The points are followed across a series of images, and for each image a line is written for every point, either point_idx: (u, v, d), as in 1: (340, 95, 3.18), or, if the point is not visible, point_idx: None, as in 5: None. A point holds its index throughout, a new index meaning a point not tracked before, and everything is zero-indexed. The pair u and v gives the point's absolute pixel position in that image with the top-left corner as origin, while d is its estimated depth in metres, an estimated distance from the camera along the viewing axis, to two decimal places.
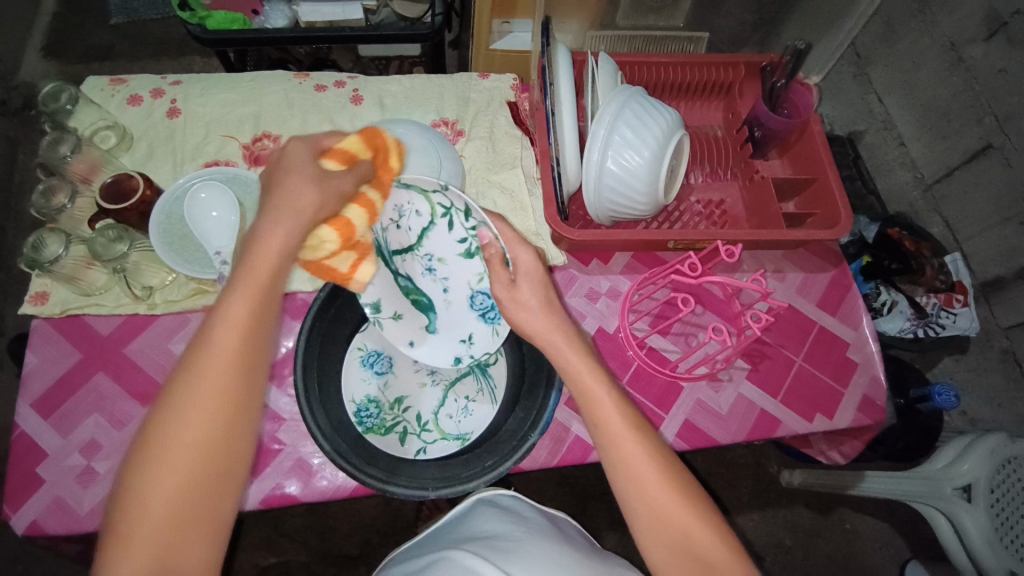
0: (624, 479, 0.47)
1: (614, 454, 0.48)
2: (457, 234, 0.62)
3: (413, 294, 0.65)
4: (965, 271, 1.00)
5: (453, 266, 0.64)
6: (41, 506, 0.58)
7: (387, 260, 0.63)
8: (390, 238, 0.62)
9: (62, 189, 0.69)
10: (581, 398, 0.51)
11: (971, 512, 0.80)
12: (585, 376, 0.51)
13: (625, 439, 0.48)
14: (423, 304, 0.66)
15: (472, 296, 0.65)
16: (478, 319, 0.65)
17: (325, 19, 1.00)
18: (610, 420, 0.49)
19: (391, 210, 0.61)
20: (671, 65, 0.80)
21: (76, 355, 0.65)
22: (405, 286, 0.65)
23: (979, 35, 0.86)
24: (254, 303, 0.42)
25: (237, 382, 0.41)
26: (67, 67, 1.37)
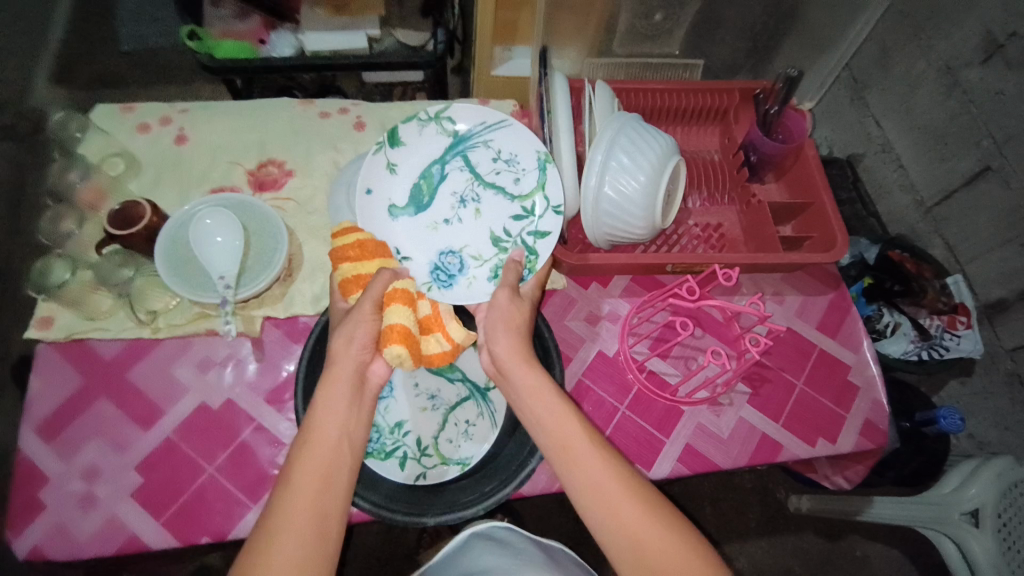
0: (618, 538, 0.46)
1: (603, 512, 0.47)
2: (517, 224, 0.70)
3: (424, 185, 0.71)
4: (967, 293, 0.99)
5: (474, 224, 0.71)
6: (41, 531, 0.58)
7: (458, 153, 0.71)
8: (484, 157, 0.71)
9: (70, 215, 0.71)
10: (562, 456, 0.50)
11: (977, 536, 0.79)
12: (568, 428, 0.51)
13: (615, 493, 0.47)
14: (418, 203, 0.71)
15: (450, 250, 0.70)
16: (429, 261, 0.70)
17: (329, 47, 1.02)
18: (598, 475, 0.48)
19: (511, 156, 0.70)
20: (668, 92, 0.82)
21: (79, 380, 0.66)
22: (434, 183, 0.71)
23: (976, 58, 0.87)
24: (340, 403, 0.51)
25: (319, 490, 0.46)
26: (77, 93, 1.40)
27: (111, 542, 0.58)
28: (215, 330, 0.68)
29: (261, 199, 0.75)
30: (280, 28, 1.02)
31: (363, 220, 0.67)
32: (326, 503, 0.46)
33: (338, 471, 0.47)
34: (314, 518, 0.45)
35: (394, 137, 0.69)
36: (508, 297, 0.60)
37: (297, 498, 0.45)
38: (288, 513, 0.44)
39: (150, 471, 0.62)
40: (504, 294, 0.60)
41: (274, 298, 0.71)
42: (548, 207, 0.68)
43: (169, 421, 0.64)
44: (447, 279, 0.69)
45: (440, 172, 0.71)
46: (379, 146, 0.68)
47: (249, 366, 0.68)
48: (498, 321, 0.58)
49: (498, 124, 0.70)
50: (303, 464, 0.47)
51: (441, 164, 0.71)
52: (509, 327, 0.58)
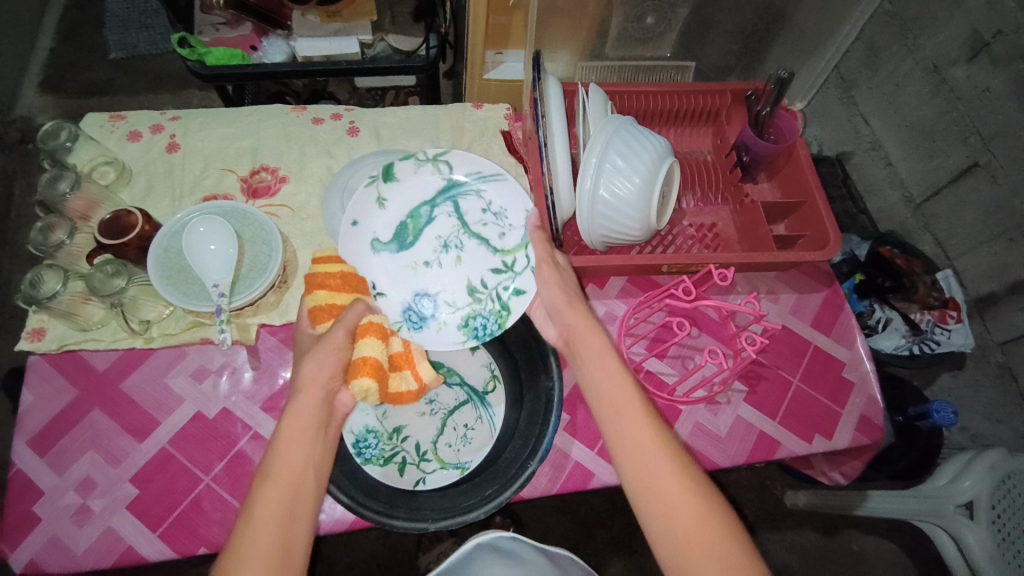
0: (654, 499, 0.46)
1: (640, 473, 0.47)
2: (496, 280, 0.68)
3: (411, 224, 0.69)
4: (957, 288, 1.01)
5: (453, 272, 0.69)
6: (37, 545, 0.58)
7: (450, 198, 0.70)
8: (473, 208, 0.70)
9: (62, 226, 0.69)
10: (610, 416, 0.51)
11: (973, 530, 0.80)
12: (620, 390, 0.52)
13: (655, 456, 0.48)
14: (401, 241, 0.69)
15: (425, 294, 0.68)
16: (404, 301, 0.67)
17: (322, 53, 1.02)
18: (642, 436, 0.49)
19: (501, 210, 0.69)
20: (660, 94, 0.82)
21: (71, 392, 0.65)
22: (421, 225, 0.70)
23: (961, 57, 0.88)
24: (304, 432, 0.50)
25: (285, 520, 0.45)
26: (65, 101, 1.39)
27: (108, 555, 0.58)
28: (210, 339, 0.68)
29: (253, 206, 0.75)
30: (271, 35, 1.02)
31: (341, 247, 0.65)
32: (285, 541, 0.44)
33: (298, 510, 0.46)
34: (271, 558, 0.43)
35: (389, 172, 0.68)
36: (551, 271, 0.62)
37: (256, 538, 0.44)
38: (245, 553, 0.43)
39: (146, 483, 0.61)
40: (546, 268, 0.62)
41: (270, 306, 0.70)
42: (527, 266, 0.67)
43: (164, 431, 0.64)
44: (418, 323, 0.67)
45: (429, 215, 0.70)
46: (374, 177, 0.68)
47: (245, 374, 0.67)
48: (555, 294, 0.60)
49: (494, 177, 0.70)
50: (261, 503, 0.45)
51: (431, 205, 0.70)
52: (568, 297, 0.60)
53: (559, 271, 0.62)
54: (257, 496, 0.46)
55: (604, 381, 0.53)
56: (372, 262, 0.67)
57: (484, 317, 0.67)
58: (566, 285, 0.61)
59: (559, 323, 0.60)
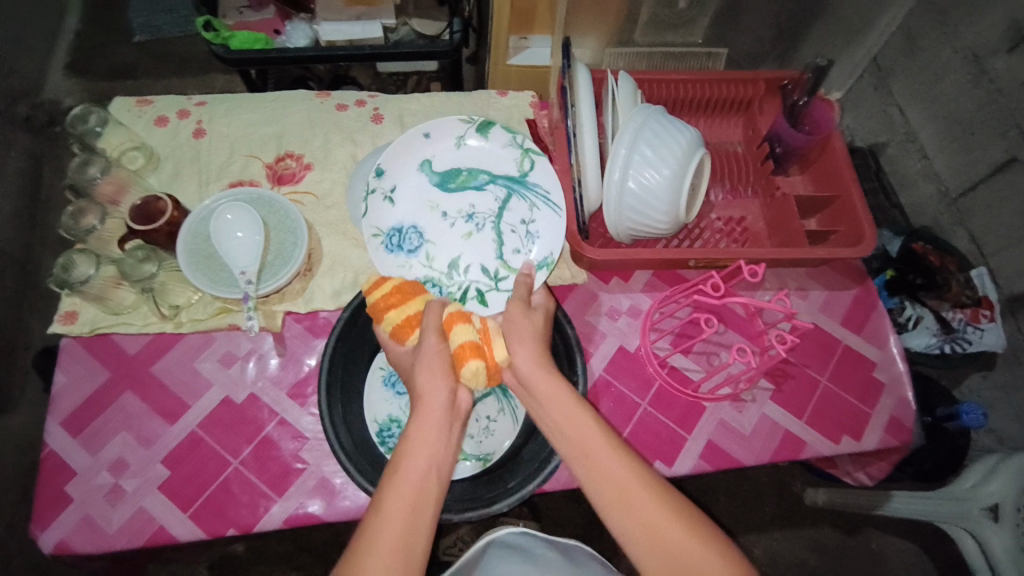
0: (648, 545, 0.43)
1: (630, 515, 0.44)
2: (482, 276, 0.70)
3: (467, 179, 0.73)
4: (990, 286, 0.97)
5: (455, 242, 0.71)
6: (69, 524, 0.59)
7: (508, 184, 0.72)
8: (520, 211, 0.71)
9: (93, 211, 0.69)
10: (581, 459, 0.47)
11: (997, 532, 0.78)
12: (587, 431, 0.48)
13: (639, 495, 0.45)
14: (446, 184, 0.72)
15: (421, 234, 0.71)
16: (401, 221, 0.71)
17: (345, 38, 1.01)
18: (620, 476, 0.46)
19: (537, 234, 0.70)
20: (690, 83, 0.80)
21: (103, 374, 0.66)
22: (472, 185, 0.73)
23: (1001, 47, 0.85)
24: (431, 433, 0.48)
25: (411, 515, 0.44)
26: (92, 84, 1.40)
27: (139, 535, 0.59)
28: (237, 325, 0.69)
29: (279, 193, 0.75)
30: (295, 19, 1.02)
31: (400, 142, 0.71)
32: (413, 534, 0.43)
33: (430, 504, 0.45)
34: (397, 548, 0.42)
35: (485, 126, 0.73)
36: (519, 312, 0.58)
37: (386, 525, 0.43)
38: (377, 540, 0.42)
39: (176, 465, 0.62)
40: (515, 307, 0.58)
41: (295, 294, 0.71)
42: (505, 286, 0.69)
43: (194, 415, 0.65)
44: (393, 249, 0.69)
45: (483, 181, 0.73)
46: (474, 120, 0.73)
47: (271, 361, 0.68)
48: (514, 335, 0.56)
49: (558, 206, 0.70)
50: (397, 489, 0.44)
51: (491, 174, 0.73)
52: (532, 342, 0.55)
53: (529, 313, 0.58)
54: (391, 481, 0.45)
55: (568, 424, 0.49)
56: (410, 171, 0.72)
57: (440, 289, 0.69)
58: (534, 327, 0.57)
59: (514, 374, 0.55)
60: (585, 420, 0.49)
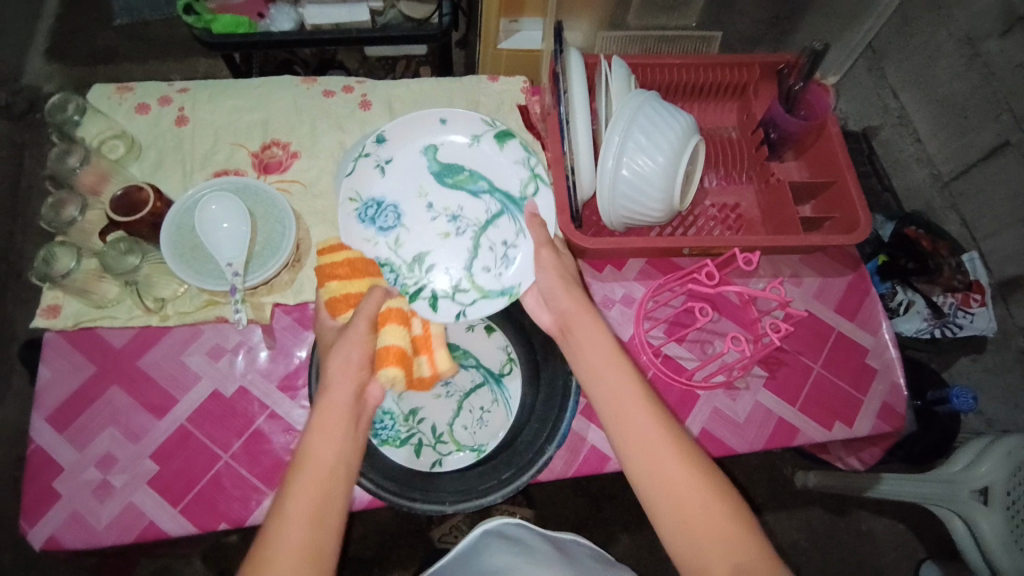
0: (668, 501, 0.46)
1: (654, 475, 0.47)
2: (443, 283, 0.67)
3: (465, 178, 0.70)
4: (982, 271, 0.98)
5: (429, 235, 0.68)
6: (57, 521, 0.58)
7: (504, 201, 0.69)
8: (507, 235, 0.68)
9: (73, 202, 0.67)
10: (614, 414, 0.50)
11: (986, 515, 0.79)
12: (622, 387, 0.50)
13: (665, 454, 0.47)
14: (443, 177, 0.69)
15: (398, 214, 0.68)
16: (382, 194, 0.68)
17: (331, 21, 0.98)
18: (650, 434, 0.48)
19: (513, 264, 0.67)
20: (684, 67, 0.79)
21: (90, 369, 0.65)
22: (470, 188, 0.70)
23: (996, 31, 0.84)
24: (335, 430, 0.48)
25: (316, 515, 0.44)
26: (71, 70, 1.36)
27: (130, 531, 0.58)
28: (225, 317, 0.67)
29: (266, 182, 0.73)
30: (278, 1, 0.97)
31: (416, 119, 0.68)
32: (313, 543, 0.43)
33: (334, 501, 0.45)
34: (298, 559, 0.42)
35: (504, 138, 0.69)
36: (550, 255, 0.60)
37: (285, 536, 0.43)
38: (275, 552, 0.42)
39: (165, 460, 0.62)
40: (545, 251, 0.60)
41: (284, 285, 0.70)
42: (461, 301, 0.66)
43: (183, 409, 0.64)
44: (365, 221, 0.67)
45: (480, 188, 0.69)
46: (498, 125, 0.70)
47: (260, 353, 0.67)
48: (550, 281, 0.58)
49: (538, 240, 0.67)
50: (295, 496, 0.45)
51: (492, 184, 0.70)
52: (568, 286, 0.58)
53: (559, 257, 0.61)
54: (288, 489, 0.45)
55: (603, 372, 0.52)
56: (413, 152, 0.69)
57: (395, 275, 0.66)
58: (562, 269, 0.59)
59: (553, 310, 0.58)
60: (622, 376, 0.51)
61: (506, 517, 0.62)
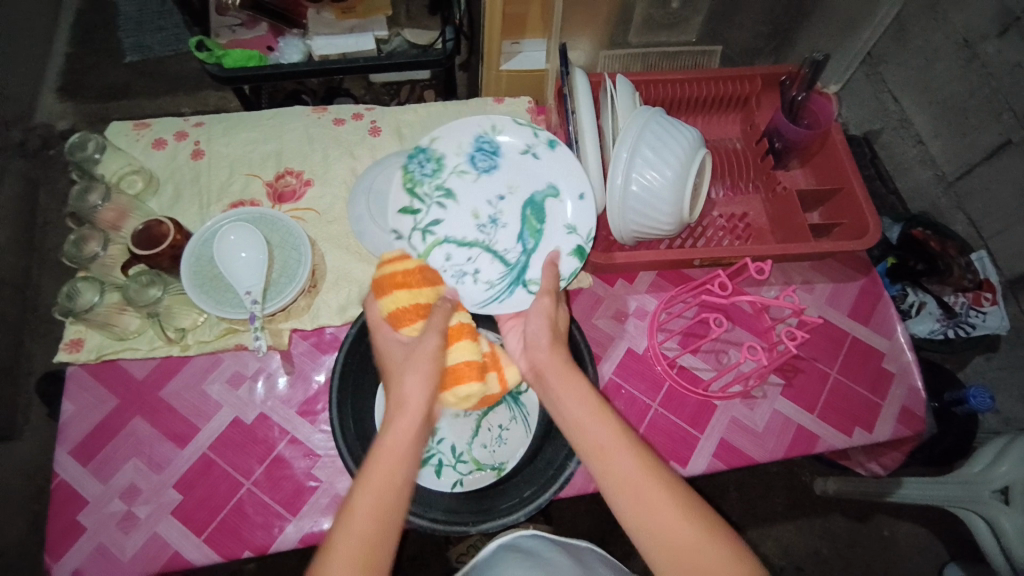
0: (659, 545, 0.44)
1: (643, 519, 0.45)
2: (429, 219, 0.68)
3: (534, 224, 0.68)
4: (992, 269, 0.97)
5: (471, 203, 0.69)
6: (83, 554, 0.59)
7: (517, 265, 0.68)
8: (484, 273, 0.67)
9: (95, 237, 0.69)
10: (598, 458, 0.48)
11: (1009, 515, 0.77)
12: (602, 431, 0.49)
13: (653, 496, 0.45)
14: (531, 206, 0.69)
15: (483, 172, 0.70)
16: (501, 156, 0.70)
17: (338, 50, 1.02)
18: (634, 474, 0.46)
19: (454, 283, 0.67)
20: (686, 82, 0.81)
21: (112, 401, 0.66)
22: (525, 234, 0.68)
23: (991, 31, 0.85)
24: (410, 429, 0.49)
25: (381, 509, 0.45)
26: (85, 107, 1.40)
27: (155, 560, 0.59)
28: (244, 345, 0.68)
29: (280, 212, 0.75)
30: (287, 35, 1.02)
31: (577, 169, 0.67)
32: (391, 504, 0.45)
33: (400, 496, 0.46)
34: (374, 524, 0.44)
35: (577, 256, 0.66)
36: (548, 304, 0.59)
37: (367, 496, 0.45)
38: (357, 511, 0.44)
39: (188, 489, 0.62)
40: (545, 300, 0.60)
41: (301, 310, 0.71)
42: (415, 239, 0.67)
43: (205, 437, 0.65)
44: (476, 143, 0.70)
45: (524, 241, 0.68)
46: (583, 242, 0.67)
47: (279, 379, 0.68)
48: (539, 330, 0.57)
49: (484, 303, 0.66)
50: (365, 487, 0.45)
51: (532, 251, 0.68)
52: (554, 333, 0.57)
53: (557, 308, 0.60)
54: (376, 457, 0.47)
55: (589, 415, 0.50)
56: (543, 176, 0.69)
57: (427, 175, 0.69)
58: (555, 321, 0.58)
59: (530, 357, 0.56)
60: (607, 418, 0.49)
61: (520, 530, 0.62)
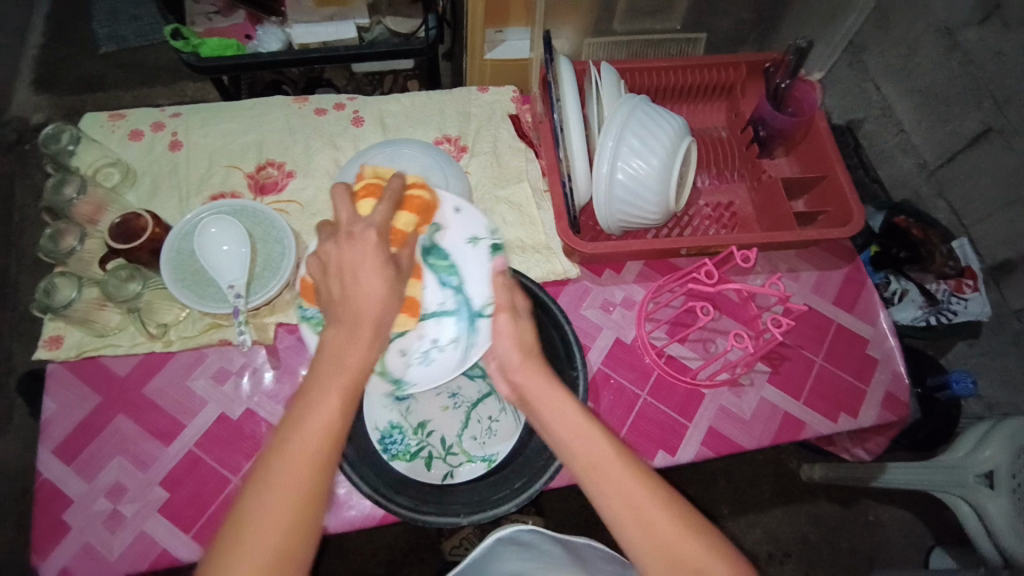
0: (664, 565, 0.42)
1: (647, 541, 0.43)
2: None
3: (438, 261, 0.63)
4: (973, 256, 0.98)
5: None
6: (69, 554, 0.58)
7: (460, 307, 0.63)
8: (442, 338, 0.62)
9: (72, 231, 0.67)
10: (594, 477, 0.46)
11: (992, 498, 0.80)
12: (602, 453, 0.46)
13: (655, 508, 0.44)
14: (428, 254, 0.64)
15: None
16: None
17: (319, 39, 1.00)
18: (633, 494, 0.44)
19: (427, 368, 0.61)
20: (672, 69, 0.80)
21: (95, 399, 0.65)
22: (441, 276, 0.63)
23: (973, 20, 0.86)
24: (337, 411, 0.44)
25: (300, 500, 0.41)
26: (59, 99, 1.36)
27: (143, 559, 0.58)
28: (229, 340, 0.68)
29: (263, 204, 0.74)
30: (265, 23, 1.00)
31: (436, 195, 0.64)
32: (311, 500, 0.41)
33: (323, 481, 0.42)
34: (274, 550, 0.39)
35: (496, 253, 0.63)
36: (508, 322, 0.57)
37: (268, 522, 0.40)
38: (291, 461, 0.41)
39: (176, 486, 0.61)
40: (503, 318, 0.57)
41: (285, 305, 0.70)
42: None
43: (191, 433, 0.64)
44: None
45: (449, 283, 0.63)
46: (494, 241, 0.63)
47: (265, 374, 0.67)
48: (509, 352, 0.55)
49: (464, 358, 0.61)
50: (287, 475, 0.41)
51: (462, 285, 0.63)
52: (526, 351, 0.55)
53: (518, 322, 0.57)
54: (283, 472, 0.41)
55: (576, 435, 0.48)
56: None
57: None
58: (523, 338, 0.56)
59: (510, 381, 0.54)
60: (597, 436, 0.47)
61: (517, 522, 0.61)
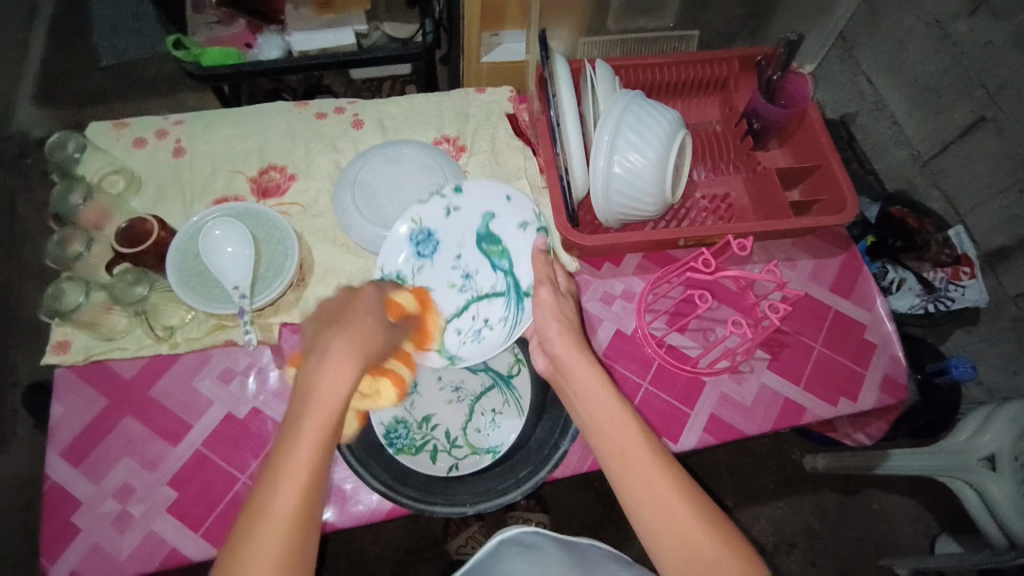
0: (678, 549, 0.44)
1: (665, 528, 0.44)
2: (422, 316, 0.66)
3: (494, 248, 0.68)
4: (969, 243, 0.99)
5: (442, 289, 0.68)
6: (78, 555, 0.59)
7: (509, 288, 0.67)
8: (492, 316, 0.67)
9: (77, 237, 0.69)
10: (619, 465, 0.47)
11: (996, 481, 0.79)
12: (627, 438, 0.48)
13: (668, 496, 0.45)
14: (481, 241, 0.69)
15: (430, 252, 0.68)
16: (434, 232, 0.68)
17: (316, 47, 1.02)
18: (653, 480, 0.46)
19: (477, 345, 0.66)
20: (663, 65, 0.82)
21: (101, 402, 0.66)
22: (494, 260, 0.68)
23: (963, 11, 0.87)
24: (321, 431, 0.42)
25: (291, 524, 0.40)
26: (60, 112, 1.38)
27: (152, 558, 0.59)
28: (234, 340, 0.68)
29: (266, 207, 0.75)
30: (266, 31, 1.00)
31: (491, 184, 0.69)
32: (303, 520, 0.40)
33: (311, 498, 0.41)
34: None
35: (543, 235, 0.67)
36: (549, 295, 0.60)
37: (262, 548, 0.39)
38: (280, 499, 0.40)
39: (183, 485, 0.62)
40: (545, 292, 0.60)
41: (289, 304, 0.71)
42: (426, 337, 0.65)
43: (197, 433, 0.65)
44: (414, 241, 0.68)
45: (500, 266, 0.68)
46: (540, 226, 0.68)
47: (271, 374, 0.68)
48: (550, 326, 0.58)
49: (509, 337, 0.66)
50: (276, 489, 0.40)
51: (512, 268, 0.68)
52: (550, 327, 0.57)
53: (559, 297, 0.60)
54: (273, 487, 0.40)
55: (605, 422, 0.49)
56: (474, 214, 0.69)
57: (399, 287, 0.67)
58: (561, 313, 0.59)
59: (549, 353, 0.57)
60: (625, 425, 0.49)
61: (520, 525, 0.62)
